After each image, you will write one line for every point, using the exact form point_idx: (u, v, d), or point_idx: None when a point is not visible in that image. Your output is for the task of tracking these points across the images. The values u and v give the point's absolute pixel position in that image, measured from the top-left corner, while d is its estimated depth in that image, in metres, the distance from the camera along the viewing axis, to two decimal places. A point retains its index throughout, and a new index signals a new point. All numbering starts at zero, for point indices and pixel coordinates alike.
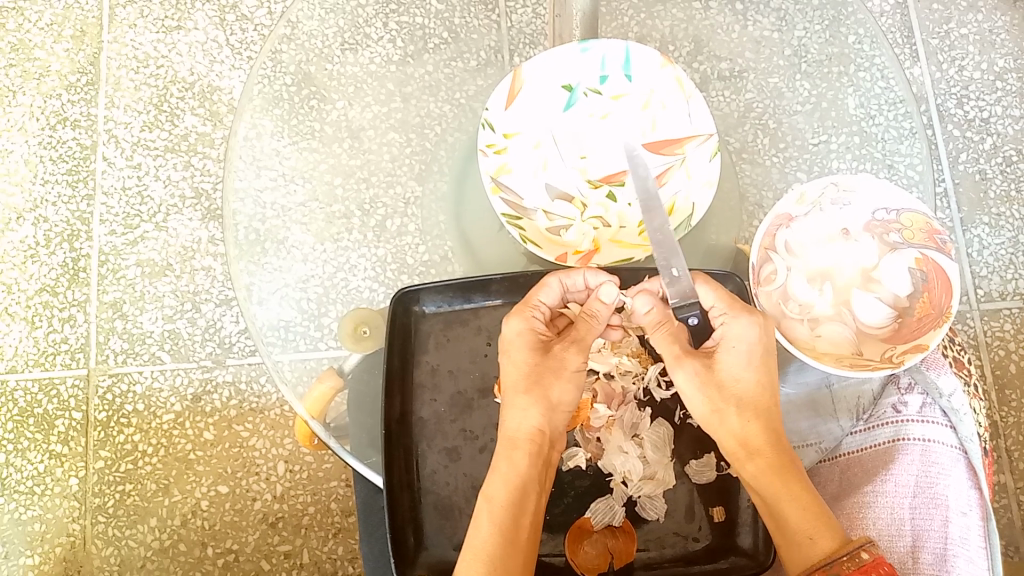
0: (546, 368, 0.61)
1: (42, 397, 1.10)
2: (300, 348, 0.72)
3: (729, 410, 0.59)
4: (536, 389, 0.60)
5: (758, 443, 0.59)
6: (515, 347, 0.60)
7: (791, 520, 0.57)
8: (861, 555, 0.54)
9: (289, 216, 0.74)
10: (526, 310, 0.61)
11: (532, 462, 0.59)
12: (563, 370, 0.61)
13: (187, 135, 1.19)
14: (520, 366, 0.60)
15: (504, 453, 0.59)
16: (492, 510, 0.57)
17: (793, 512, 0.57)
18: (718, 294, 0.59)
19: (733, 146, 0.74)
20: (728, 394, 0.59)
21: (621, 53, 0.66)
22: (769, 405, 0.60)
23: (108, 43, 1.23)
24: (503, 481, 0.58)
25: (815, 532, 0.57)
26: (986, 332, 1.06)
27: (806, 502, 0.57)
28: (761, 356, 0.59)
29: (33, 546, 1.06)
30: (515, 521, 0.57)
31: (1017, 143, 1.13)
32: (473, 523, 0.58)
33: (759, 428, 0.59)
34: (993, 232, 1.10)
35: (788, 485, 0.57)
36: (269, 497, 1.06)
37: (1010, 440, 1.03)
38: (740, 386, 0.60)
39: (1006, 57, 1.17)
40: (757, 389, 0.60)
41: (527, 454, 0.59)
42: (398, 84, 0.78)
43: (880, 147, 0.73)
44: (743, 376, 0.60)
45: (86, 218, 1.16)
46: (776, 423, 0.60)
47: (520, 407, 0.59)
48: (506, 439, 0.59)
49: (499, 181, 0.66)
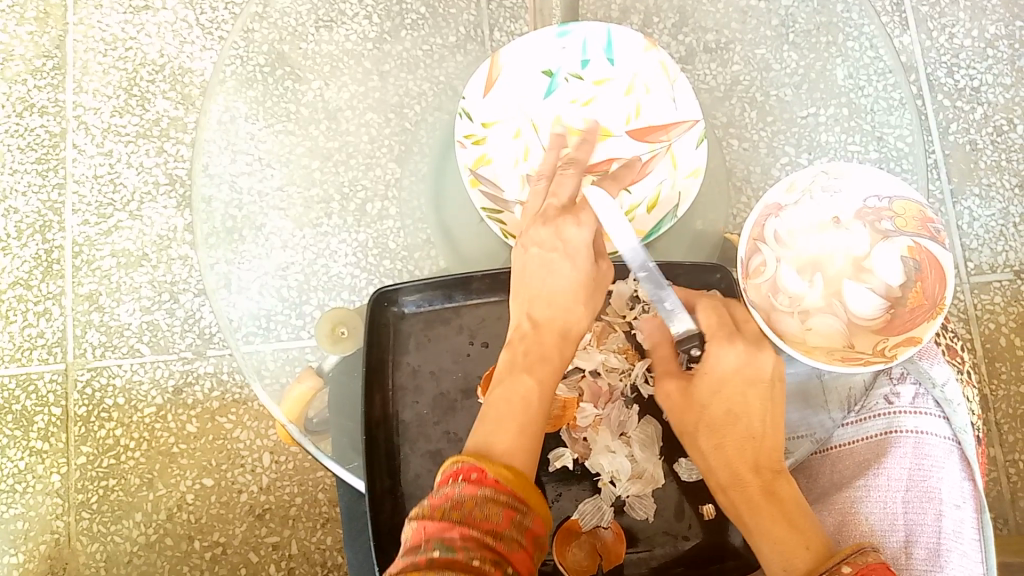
0: (598, 276, 0.59)
1: (20, 393, 1.08)
2: (282, 337, 0.70)
3: (695, 434, 0.57)
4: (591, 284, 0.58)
5: (735, 472, 0.56)
6: (581, 245, 0.58)
7: (761, 544, 0.54)
8: (842, 570, 0.49)
9: (266, 202, 0.72)
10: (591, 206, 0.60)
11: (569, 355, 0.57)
12: (606, 282, 0.59)
13: (159, 120, 1.15)
14: (584, 269, 0.58)
15: (555, 350, 0.56)
16: (533, 391, 0.54)
17: (762, 542, 0.54)
18: (709, 319, 0.58)
19: (720, 121, 0.72)
20: (700, 416, 0.57)
21: (602, 36, 0.64)
22: (756, 435, 0.57)
23: (74, 25, 1.18)
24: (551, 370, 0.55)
25: (788, 552, 0.52)
26: (976, 306, 1.05)
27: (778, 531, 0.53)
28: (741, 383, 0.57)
29: (18, 544, 1.04)
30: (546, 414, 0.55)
31: (1008, 111, 1.11)
32: (506, 385, 0.54)
33: (738, 455, 0.56)
34: (984, 204, 1.08)
35: (757, 513, 0.54)
36: (255, 489, 1.04)
37: (1000, 414, 1.03)
38: (711, 408, 0.57)
39: (997, 23, 1.14)
40: (741, 415, 0.57)
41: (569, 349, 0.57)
42: (375, 62, 0.75)
43: (869, 119, 0.71)
44: (712, 401, 0.57)
45: (57, 208, 1.13)
46: (759, 451, 0.57)
47: (575, 308, 0.58)
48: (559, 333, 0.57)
49: (478, 173, 0.64)
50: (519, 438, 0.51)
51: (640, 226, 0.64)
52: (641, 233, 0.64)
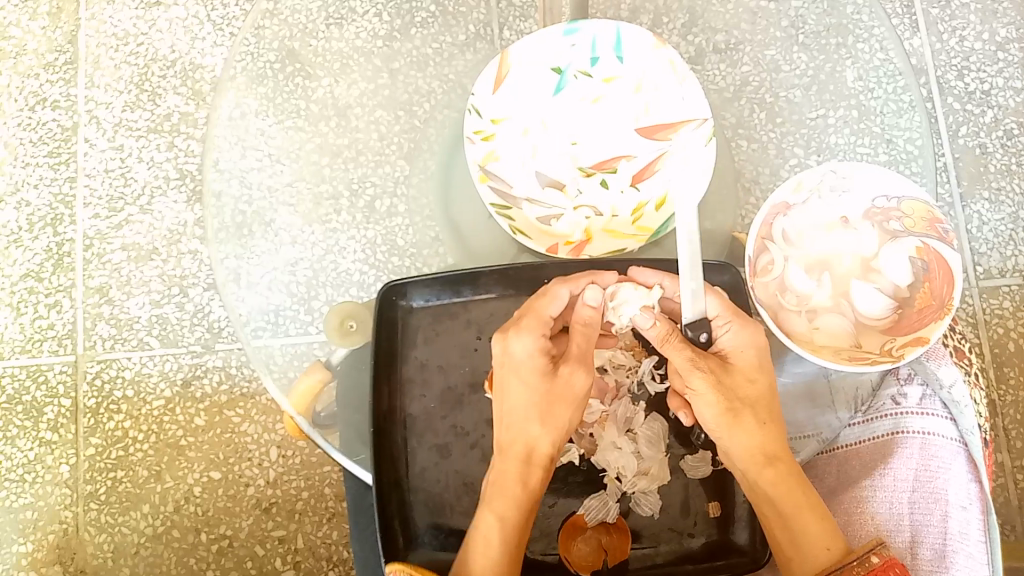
0: (555, 392, 0.60)
1: (30, 385, 1.09)
2: (290, 333, 0.70)
3: (744, 412, 0.59)
4: (540, 409, 0.59)
5: (773, 449, 0.59)
6: (524, 368, 0.60)
7: (805, 527, 0.59)
8: (870, 560, 0.56)
9: (276, 197, 0.72)
10: (540, 324, 0.59)
11: (532, 476, 0.59)
12: (569, 395, 0.60)
13: (170, 115, 1.16)
14: (532, 388, 0.60)
15: (512, 475, 0.58)
16: (495, 526, 0.57)
17: (807, 524, 0.59)
18: (722, 304, 0.59)
19: (729, 122, 0.72)
20: (737, 396, 0.59)
21: (612, 34, 0.63)
22: (778, 413, 0.61)
23: (87, 19, 1.19)
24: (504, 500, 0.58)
25: (824, 536, 0.58)
26: (985, 311, 1.05)
27: (817, 511, 0.59)
28: (766, 364, 0.60)
29: (26, 534, 1.05)
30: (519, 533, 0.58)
31: (1018, 115, 1.11)
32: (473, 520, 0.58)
33: (770, 434, 0.59)
34: (993, 207, 1.08)
35: (803, 493, 0.59)
36: (262, 483, 1.05)
37: (1008, 418, 1.02)
38: (751, 389, 0.60)
39: (1008, 26, 1.14)
40: (768, 396, 0.60)
41: (532, 469, 0.59)
42: (385, 59, 0.75)
43: (879, 121, 0.71)
44: (755, 380, 0.60)
45: (69, 201, 1.14)
46: (783, 430, 0.61)
47: (531, 431, 0.59)
48: (517, 457, 0.58)
49: (487, 169, 0.64)
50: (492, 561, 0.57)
51: (648, 223, 0.65)
52: (649, 231, 0.64)
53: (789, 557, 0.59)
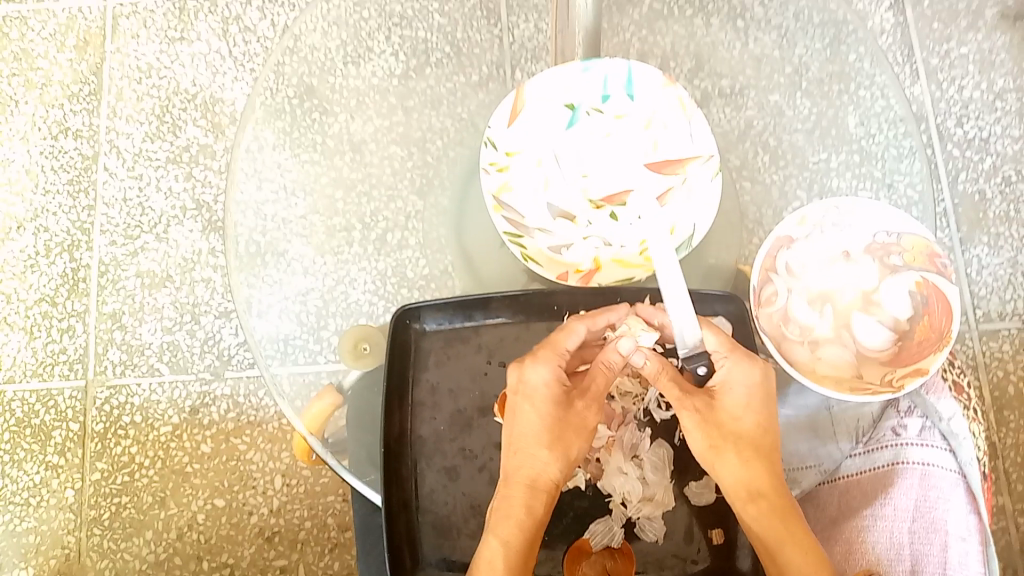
0: (566, 423, 0.59)
1: (40, 408, 1.10)
2: (299, 362, 0.72)
3: (727, 448, 0.59)
4: (552, 439, 0.59)
5: (761, 484, 0.58)
6: (540, 396, 0.60)
7: (792, 562, 0.57)
8: None
9: (290, 228, 0.75)
10: (555, 354, 0.60)
11: (539, 503, 0.58)
12: (581, 428, 0.60)
13: (189, 146, 1.19)
14: (544, 418, 0.59)
15: (518, 500, 0.58)
16: (499, 551, 0.57)
17: (795, 559, 0.58)
18: (721, 338, 0.59)
19: (733, 164, 0.75)
20: (727, 432, 0.59)
21: (624, 73, 0.66)
22: (770, 447, 0.60)
23: (112, 53, 1.23)
24: (511, 526, 0.57)
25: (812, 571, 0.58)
26: (985, 353, 1.06)
27: (806, 546, 0.59)
28: (761, 398, 0.60)
29: (28, 558, 1.05)
30: (523, 564, 0.57)
31: (1016, 162, 1.13)
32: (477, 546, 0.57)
33: (761, 469, 0.59)
34: (992, 252, 1.10)
35: (791, 529, 0.58)
36: (266, 511, 1.05)
37: (1009, 461, 1.03)
38: (738, 425, 0.59)
39: (1006, 77, 1.17)
40: (757, 431, 0.60)
41: (540, 496, 0.58)
42: (400, 98, 0.79)
43: (880, 165, 0.73)
44: (742, 416, 0.59)
45: (86, 228, 1.16)
46: (776, 465, 0.60)
47: (540, 458, 0.59)
48: (522, 484, 0.58)
49: (501, 200, 0.67)
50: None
51: None
52: None
53: None
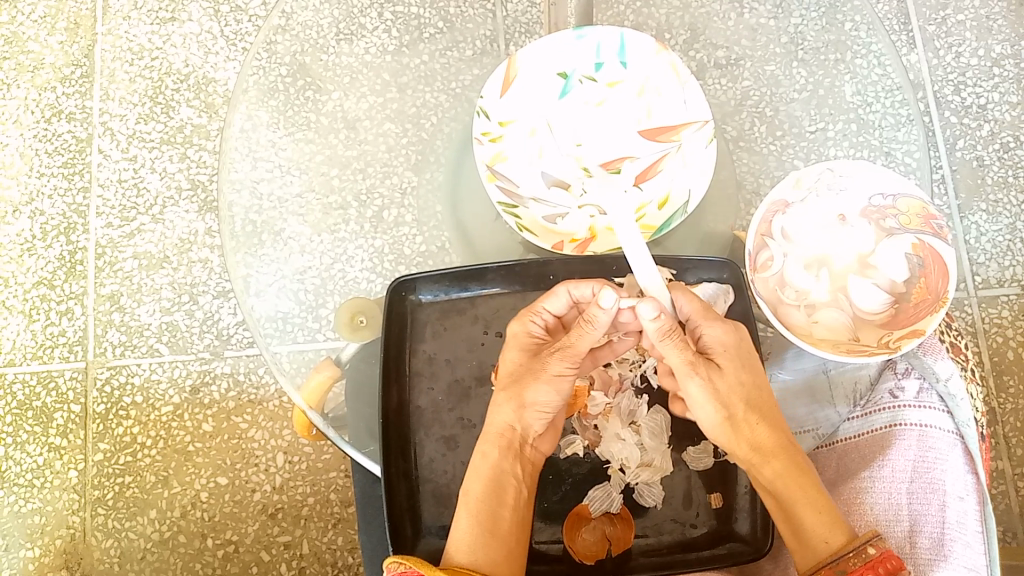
0: (528, 370, 0.60)
1: (40, 390, 1.10)
2: (298, 340, 0.72)
3: (740, 413, 0.59)
4: (512, 389, 0.60)
5: (780, 442, 0.59)
6: (513, 344, 0.61)
7: (807, 521, 0.58)
8: (867, 551, 0.55)
9: (287, 208, 0.74)
10: (525, 315, 0.61)
11: (503, 455, 0.59)
12: (542, 372, 0.60)
13: (183, 127, 1.18)
14: (511, 361, 0.61)
15: (478, 448, 0.60)
16: (467, 502, 0.59)
17: (810, 514, 0.58)
18: (693, 304, 0.59)
19: (731, 134, 0.74)
20: (736, 398, 0.59)
21: (616, 40, 0.65)
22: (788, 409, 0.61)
23: (103, 35, 1.22)
24: (477, 475, 0.59)
25: (828, 526, 0.57)
26: (984, 319, 1.06)
27: (822, 504, 0.58)
28: (750, 359, 0.60)
29: (33, 538, 1.06)
30: (494, 512, 0.58)
31: (1014, 128, 1.13)
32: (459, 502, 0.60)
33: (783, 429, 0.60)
34: (990, 218, 1.10)
35: (807, 486, 0.58)
36: (269, 488, 1.06)
37: (1008, 426, 1.03)
38: (754, 390, 0.60)
39: (1003, 43, 1.16)
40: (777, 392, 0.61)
41: (496, 449, 0.60)
42: (394, 74, 0.78)
43: (877, 134, 0.72)
44: (746, 381, 0.59)
45: (82, 210, 1.16)
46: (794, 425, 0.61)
47: (498, 402, 0.61)
48: (484, 434, 0.61)
49: (495, 169, 0.66)
50: (467, 533, 0.58)
51: (650, 222, 0.66)
52: (652, 229, 0.66)
53: (795, 548, 0.58)
